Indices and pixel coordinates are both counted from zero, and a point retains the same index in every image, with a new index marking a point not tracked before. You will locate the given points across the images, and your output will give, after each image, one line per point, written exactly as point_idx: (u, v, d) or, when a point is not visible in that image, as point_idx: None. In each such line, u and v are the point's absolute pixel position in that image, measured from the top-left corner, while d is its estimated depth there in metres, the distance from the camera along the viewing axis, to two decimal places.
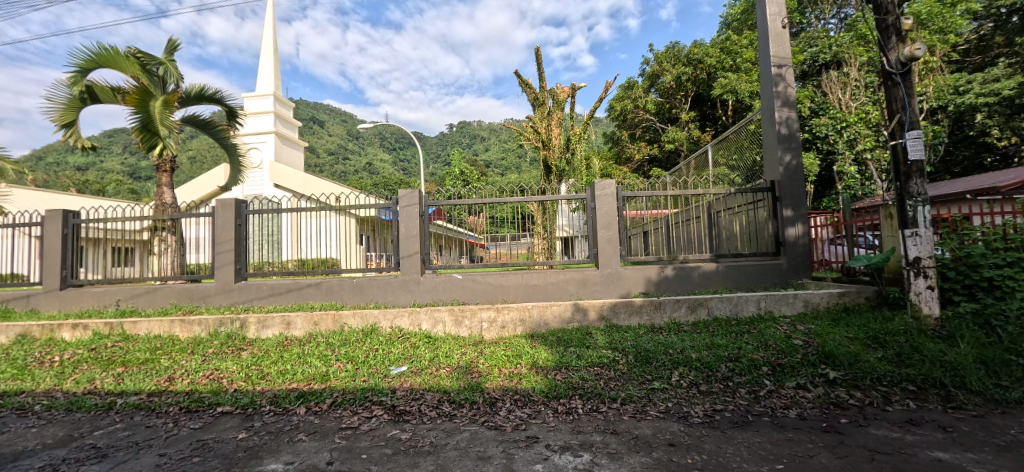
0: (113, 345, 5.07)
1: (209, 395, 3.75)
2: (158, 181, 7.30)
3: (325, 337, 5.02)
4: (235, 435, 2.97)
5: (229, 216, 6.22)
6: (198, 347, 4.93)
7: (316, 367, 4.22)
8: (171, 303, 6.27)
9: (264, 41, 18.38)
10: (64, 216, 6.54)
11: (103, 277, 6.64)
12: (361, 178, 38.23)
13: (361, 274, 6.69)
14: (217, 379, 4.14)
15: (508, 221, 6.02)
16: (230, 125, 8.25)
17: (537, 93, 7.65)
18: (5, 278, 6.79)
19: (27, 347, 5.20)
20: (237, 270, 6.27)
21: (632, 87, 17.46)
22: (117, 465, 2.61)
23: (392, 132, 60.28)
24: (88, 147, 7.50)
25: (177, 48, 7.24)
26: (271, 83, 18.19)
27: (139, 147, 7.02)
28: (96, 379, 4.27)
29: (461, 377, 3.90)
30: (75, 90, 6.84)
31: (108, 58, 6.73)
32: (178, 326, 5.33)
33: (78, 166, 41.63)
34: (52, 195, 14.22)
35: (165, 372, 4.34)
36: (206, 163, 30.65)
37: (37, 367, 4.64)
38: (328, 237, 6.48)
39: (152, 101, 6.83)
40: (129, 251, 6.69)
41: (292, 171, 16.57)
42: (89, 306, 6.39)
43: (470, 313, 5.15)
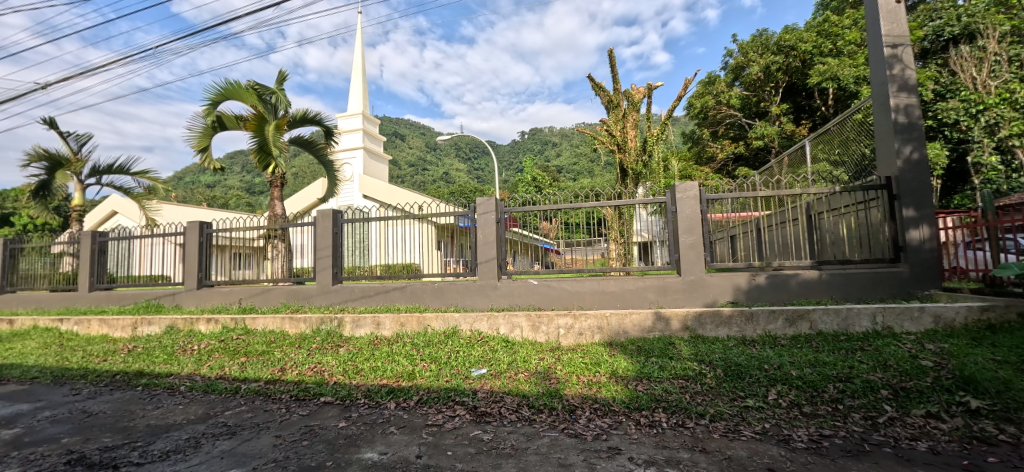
0: (237, 338, 5.80)
1: (314, 386, 4.15)
2: (270, 194, 8.26)
3: (411, 338, 5.31)
4: (337, 423, 3.24)
5: (328, 225, 6.86)
6: (304, 343, 5.47)
7: (403, 365, 4.47)
8: (281, 303, 7.04)
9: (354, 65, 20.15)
10: (201, 227, 7.66)
11: (229, 279, 7.63)
12: (439, 187, 40.06)
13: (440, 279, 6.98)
14: (320, 372, 4.56)
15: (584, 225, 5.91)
16: (327, 143, 9.10)
17: (611, 95, 7.49)
18: (157, 279, 8.07)
19: (174, 337, 6.13)
20: (334, 274, 6.87)
21: (714, 82, 16.45)
22: (243, 442, 2.97)
23: (467, 143, 62.56)
24: (217, 168, 8.70)
25: (286, 77, 8.16)
26: (360, 103, 19.84)
27: (256, 167, 8.01)
28: (225, 367, 4.92)
29: (540, 383, 3.90)
30: (208, 120, 7.99)
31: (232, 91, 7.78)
32: (287, 322, 5.96)
33: (208, 184, 48.45)
34: (190, 208, 16.73)
35: (278, 363, 4.88)
36: (306, 177, 34.11)
37: (181, 354, 5.46)
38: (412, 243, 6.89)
39: (266, 126, 7.79)
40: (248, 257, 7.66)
41: (378, 182, 17.67)
42: (218, 303, 7.41)
43: (547, 319, 5.13)
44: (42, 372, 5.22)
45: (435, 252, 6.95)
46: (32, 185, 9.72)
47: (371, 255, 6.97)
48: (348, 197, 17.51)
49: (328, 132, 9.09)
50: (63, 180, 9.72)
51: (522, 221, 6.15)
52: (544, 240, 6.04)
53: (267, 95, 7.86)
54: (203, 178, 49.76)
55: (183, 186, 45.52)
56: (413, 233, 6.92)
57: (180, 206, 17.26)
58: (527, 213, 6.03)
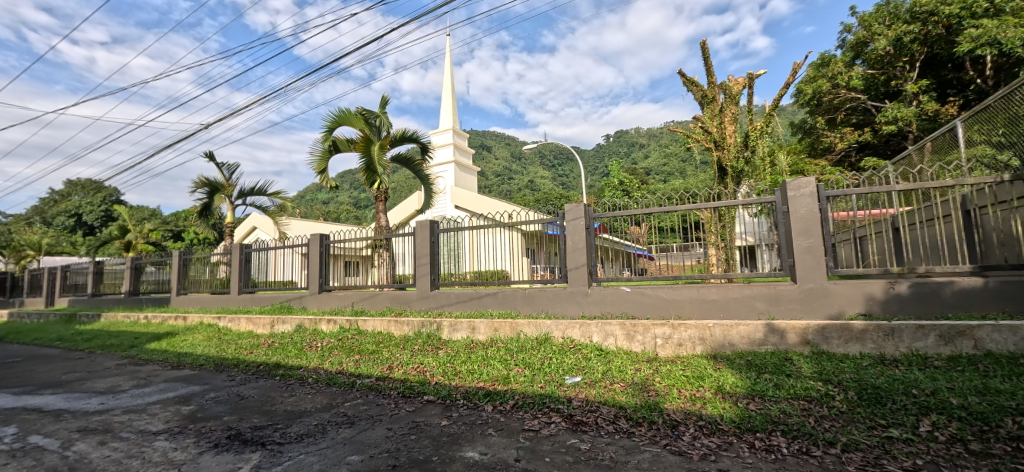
0: (352, 337, 6.42)
1: (418, 384, 4.43)
2: (376, 208, 9.04)
3: (504, 343, 5.43)
4: (440, 421, 3.41)
5: (426, 234, 7.32)
6: (408, 344, 5.88)
7: (499, 369, 4.58)
8: (386, 306, 7.65)
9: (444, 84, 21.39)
10: (321, 238, 8.62)
11: (343, 284, 8.48)
12: (525, 195, 40.68)
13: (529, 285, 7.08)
14: (422, 372, 4.86)
15: (680, 230, 5.58)
16: (423, 159, 9.74)
17: (705, 90, 6.99)
18: (287, 284, 9.25)
19: (302, 334, 6.97)
20: (432, 280, 7.30)
21: (829, 64, 14.57)
22: (360, 431, 3.26)
23: (553, 150, 62.79)
24: (332, 186, 9.76)
25: (387, 101, 8.92)
26: (450, 118, 20.97)
27: (364, 183, 8.88)
28: (342, 362, 5.47)
29: (638, 394, 3.73)
30: (325, 145, 9.01)
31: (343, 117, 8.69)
32: (393, 325, 6.45)
33: (325, 201, 54.65)
34: (312, 223, 19.00)
35: (387, 362, 5.30)
36: (405, 191, 36.81)
37: (308, 349, 6.18)
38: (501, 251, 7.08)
39: (372, 146, 8.60)
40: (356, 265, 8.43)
41: (469, 192, 18.46)
42: (335, 305, 8.30)
43: (643, 328, 4.91)
44: (206, 360, 6.27)
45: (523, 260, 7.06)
46: (197, 207, 11.77)
47: (464, 262, 7.27)
48: (441, 208, 18.55)
49: (424, 148, 9.74)
50: (218, 202, 11.62)
51: (611, 226, 5.99)
52: (637, 245, 5.75)
53: (373, 118, 8.66)
54: (321, 196, 56.26)
55: (306, 204, 51.87)
56: (501, 240, 7.02)
57: (305, 220, 19.71)
58: (613, 219, 5.91)
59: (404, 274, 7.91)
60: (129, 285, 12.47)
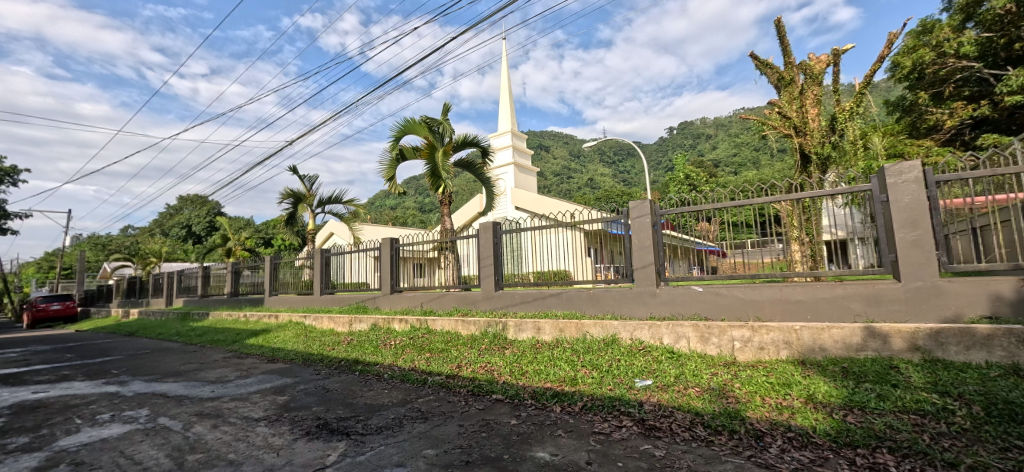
0: (422, 336, 6.70)
1: (486, 383, 4.51)
2: (441, 211, 9.35)
3: (570, 344, 5.37)
4: (509, 420, 3.44)
5: (489, 236, 7.45)
6: (475, 343, 6.02)
7: (566, 370, 4.54)
8: (453, 306, 7.88)
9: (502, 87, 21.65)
10: (390, 242, 9.09)
11: (412, 285, 8.86)
12: (586, 193, 40.08)
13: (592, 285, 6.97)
14: (490, 371, 4.95)
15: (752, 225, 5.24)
16: (484, 162, 9.93)
17: (781, 72, 6.43)
18: (362, 286, 9.84)
19: (377, 333, 7.39)
20: (496, 281, 7.41)
21: (932, 30, 12.82)
22: (433, 427, 3.38)
23: (615, 146, 61.27)
24: (399, 192, 10.23)
25: (448, 107, 9.16)
26: (509, 121, 21.18)
27: (430, 188, 9.23)
28: (414, 360, 5.71)
29: (715, 400, 3.51)
30: (393, 153, 9.47)
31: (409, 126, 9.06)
32: (460, 324, 6.63)
33: (394, 206, 57.59)
34: (382, 227, 20.08)
35: (456, 360, 5.46)
36: (467, 193, 37.74)
37: (383, 347, 6.53)
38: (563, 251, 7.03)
39: (436, 153, 8.91)
40: (423, 266, 8.77)
41: (530, 193, 18.51)
42: (406, 305, 8.70)
43: (719, 330, 4.63)
44: (295, 356, 6.84)
45: (584, 260, 6.96)
46: (284, 216, 12.89)
47: (525, 263, 7.29)
48: (502, 209, 18.81)
49: (485, 151, 9.91)
50: (301, 211, 12.63)
51: (676, 222, 5.69)
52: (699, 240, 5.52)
53: (436, 126, 8.96)
54: (390, 202, 59.38)
55: (377, 209, 54.95)
56: (562, 240, 6.95)
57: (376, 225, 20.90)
58: (677, 215, 5.61)
59: (469, 275, 8.10)
60: (229, 287, 13.96)
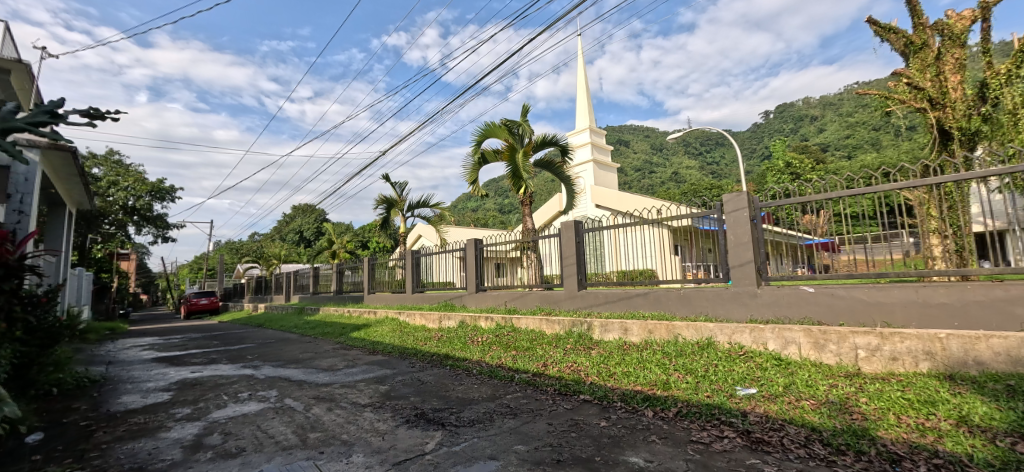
0: (508, 334, 6.84)
1: (573, 383, 4.47)
2: (522, 211, 9.47)
3: (660, 346, 5.14)
4: (599, 422, 3.38)
5: (570, 235, 7.36)
6: (560, 342, 6.01)
7: (657, 374, 4.34)
8: (537, 305, 7.92)
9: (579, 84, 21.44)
10: (474, 243, 9.47)
11: (496, 284, 9.08)
12: (672, 188, 38.12)
13: (681, 285, 6.60)
14: (576, 370, 4.90)
15: (871, 216, 4.54)
16: (564, 160, 9.87)
17: (910, 37, 5.52)
18: (449, 284, 10.31)
19: (464, 329, 7.70)
20: (579, 280, 7.32)
21: None
22: (523, 424, 3.43)
23: (703, 136, 57.47)
24: (481, 193, 10.54)
25: (527, 108, 9.26)
26: (586, 118, 20.92)
27: (511, 189, 9.39)
28: (500, 357, 5.86)
29: (836, 416, 3.13)
30: (475, 157, 9.79)
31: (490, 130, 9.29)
32: (544, 323, 6.66)
33: (476, 208, 59.63)
34: (466, 228, 20.93)
35: (542, 359, 5.50)
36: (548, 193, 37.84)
37: (470, 343, 6.79)
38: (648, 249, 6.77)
39: (517, 154, 9.05)
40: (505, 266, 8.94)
41: (611, 189, 18.07)
42: (491, 304, 8.92)
43: (838, 336, 4.11)
44: (392, 349, 7.39)
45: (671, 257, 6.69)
46: (379, 220, 13.96)
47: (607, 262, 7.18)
48: (582, 208, 18.58)
49: (565, 150, 9.85)
50: (394, 215, 13.58)
51: (775, 216, 5.21)
52: (804, 235, 5.03)
53: (516, 127, 9.08)
54: (473, 203, 61.58)
55: (458, 212, 57.51)
56: (647, 236, 6.79)
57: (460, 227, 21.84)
58: (780, 207, 5.11)
59: (552, 274, 8.08)
60: (335, 286, 15.48)
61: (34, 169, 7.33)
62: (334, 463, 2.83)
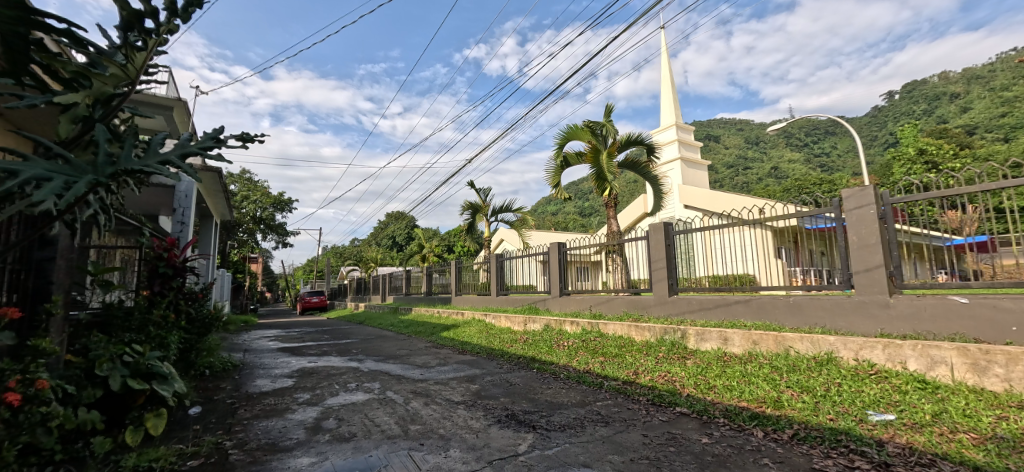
0: (595, 339, 6.71)
1: (668, 394, 4.23)
2: (607, 214, 9.24)
3: (768, 359, 4.67)
4: (700, 438, 3.16)
5: (660, 238, 7.00)
6: (651, 350, 5.73)
7: (765, 390, 3.95)
8: (624, 311, 7.64)
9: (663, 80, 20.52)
10: (558, 246, 9.35)
11: (580, 289, 8.96)
12: (774, 185, 34.68)
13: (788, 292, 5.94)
14: (671, 381, 4.63)
15: None
16: (650, 159, 9.48)
17: None
18: (532, 288, 10.36)
19: (550, 333, 7.69)
20: (670, 285, 6.91)
21: None
22: (617, 433, 3.33)
23: (812, 126, 51.57)
24: (564, 196, 10.47)
25: (610, 109, 9.04)
26: (672, 115, 19.96)
27: (596, 191, 9.22)
28: (588, 363, 5.75)
29: (1008, 455, 2.58)
30: (558, 161, 9.76)
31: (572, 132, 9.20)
32: (634, 330, 6.44)
33: (559, 211, 59.51)
34: (548, 232, 21.02)
35: (632, 367, 5.29)
36: (633, 194, 36.46)
37: (556, 348, 6.76)
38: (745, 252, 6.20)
39: (601, 155, 8.87)
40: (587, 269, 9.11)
41: (702, 188, 16.93)
42: (575, 308, 8.79)
43: (1006, 358, 3.39)
44: (480, 349, 7.61)
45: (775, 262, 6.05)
46: (465, 225, 14.52)
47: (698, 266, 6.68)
48: (670, 209, 17.65)
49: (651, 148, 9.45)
50: (479, 220, 14.06)
51: (909, 212, 4.65)
52: (949, 236, 4.29)
53: (599, 128, 8.89)
54: (555, 207, 61.60)
55: (540, 216, 57.92)
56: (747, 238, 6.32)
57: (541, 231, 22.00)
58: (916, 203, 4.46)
59: (637, 279, 7.81)
60: (425, 287, 16.41)
61: (190, 187, 8.78)
62: (433, 456, 2.98)
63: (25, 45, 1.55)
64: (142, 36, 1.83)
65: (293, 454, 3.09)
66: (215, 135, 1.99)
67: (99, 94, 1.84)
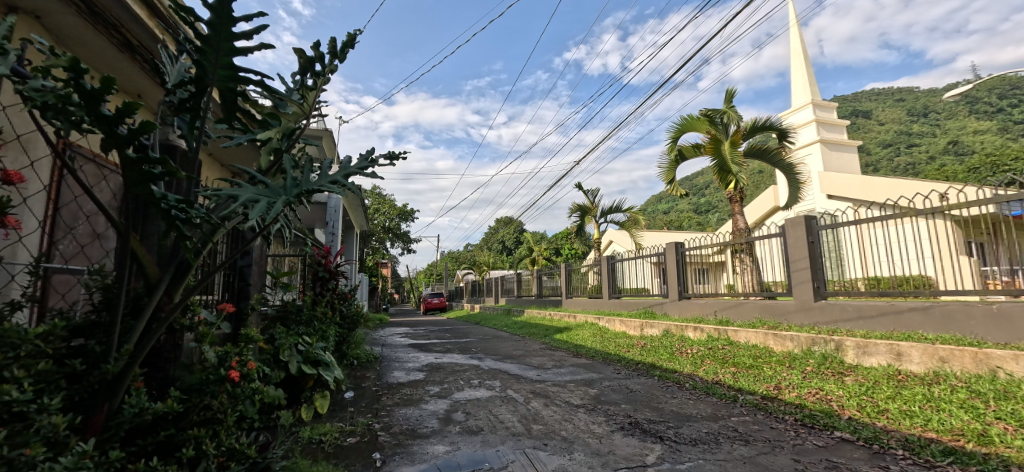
0: (723, 348, 6.13)
1: (822, 415, 3.68)
2: (732, 210, 8.42)
3: (963, 382, 3.80)
4: None
5: (801, 234, 6.14)
6: (796, 363, 5.04)
7: (961, 420, 3.21)
8: (756, 317, 6.87)
9: (795, 55, 18.09)
10: (676, 247, 8.75)
11: (701, 292, 8.31)
12: (955, 163, 28.21)
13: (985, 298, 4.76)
14: (825, 400, 4.00)
15: None
16: (784, 146, 8.41)
17: None
18: (646, 291, 9.91)
19: (670, 339, 7.24)
20: (816, 289, 6.01)
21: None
22: (760, 454, 3.00)
23: (1011, 86, 40.88)
24: (680, 193, 9.81)
25: (731, 94, 8.23)
26: (807, 92, 17.52)
27: (718, 186, 8.46)
28: (718, 373, 5.27)
29: None
30: (672, 155, 9.18)
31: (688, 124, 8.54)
32: (772, 339, 5.76)
33: (673, 208, 55.96)
34: (662, 232, 19.92)
35: (773, 380, 4.71)
36: (759, 185, 32.69)
37: (678, 355, 6.33)
38: (918, 248, 5.13)
39: (723, 146, 8.09)
40: (705, 271, 8.37)
41: (852, 175, 14.50)
42: (697, 313, 8.15)
43: None
44: (595, 353, 7.49)
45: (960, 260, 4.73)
46: (575, 227, 14.43)
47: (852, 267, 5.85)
48: (810, 201, 15.41)
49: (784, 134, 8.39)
50: (587, 222, 13.87)
51: None
52: None
53: (719, 116, 8.14)
54: (668, 204, 58.18)
55: (653, 214, 55.10)
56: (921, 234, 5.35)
57: (654, 231, 20.90)
58: None
59: (769, 281, 6.99)
60: (536, 289, 16.70)
61: (337, 202, 10.19)
62: (558, 457, 3.01)
63: (235, 96, 1.93)
64: (313, 78, 2.16)
65: (430, 441, 3.38)
66: (369, 155, 2.23)
67: (286, 130, 2.22)
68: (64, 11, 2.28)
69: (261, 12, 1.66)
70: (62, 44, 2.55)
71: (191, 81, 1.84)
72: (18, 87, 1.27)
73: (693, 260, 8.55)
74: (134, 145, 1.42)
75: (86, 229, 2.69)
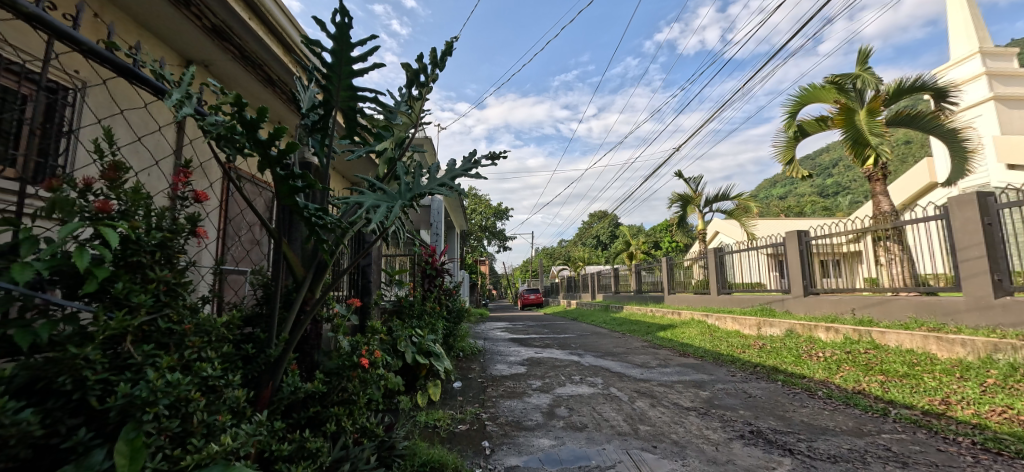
0: (864, 352, 5.32)
1: (1012, 439, 3.01)
2: (873, 191, 7.26)
3: None
4: None
5: (972, 215, 5.10)
6: (970, 373, 4.18)
7: None
8: (910, 316, 5.85)
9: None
10: (799, 236, 7.83)
11: (832, 287, 7.32)
12: None
13: None
14: (1016, 422, 3.27)
15: None
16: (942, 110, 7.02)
17: None
18: (761, 286, 9.03)
19: (796, 341, 6.48)
20: (996, 282, 4.93)
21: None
22: None
23: None
24: (802, 175, 8.71)
25: (866, 54, 7.08)
26: (971, 41, 14.44)
27: (853, 163, 7.34)
28: (861, 381, 4.58)
29: None
30: (790, 132, 8.18)
31: (810, 95, 7.52)
32: (934, 343, 4.87)
33: (790, 193, 50.04)
34: (778, 220, 17.90)
35: (938, 393, 3.97)
36: (904, 160, 27.76)
37: (807, 358, 5.64)
38: None
39: (857, 116, 6.97)
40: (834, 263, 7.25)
41: None
42: (829, 311, 7.21)
43: None
44: (704, 353, 6.99)
45: None
46: (676, 218, 13.60)
47: None
48: (982, 173, 12.68)
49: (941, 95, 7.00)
50: (690, 212, 12.99)
51: None
52: None
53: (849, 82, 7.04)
54: (784, 189, 52.13)
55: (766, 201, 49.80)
56: None
57: (769, 220, 18.88)
58: None
59: (925, 274, 5.89)
60: (635, 285, 16.11)
61: (440, 204, 10.86)
62: (668, 461, 2.89)
63: (355, 114, 2.16)
64: (419, 89, 2.32)
65: (535, 434, 3.46)
66: (472, 157, 2.33)
67: (399, 140, 2.42)
68: (226, 58, 2.76)
69: (373, 36, 1.82)
70: (229, 87, 3.11)
71: (321, 104, 2.10)
72: (199, 123, 1.55)
73: (821, 251, 7.53)
74: (283, 163, 1.66)
75: (247, 236, 3.23)
